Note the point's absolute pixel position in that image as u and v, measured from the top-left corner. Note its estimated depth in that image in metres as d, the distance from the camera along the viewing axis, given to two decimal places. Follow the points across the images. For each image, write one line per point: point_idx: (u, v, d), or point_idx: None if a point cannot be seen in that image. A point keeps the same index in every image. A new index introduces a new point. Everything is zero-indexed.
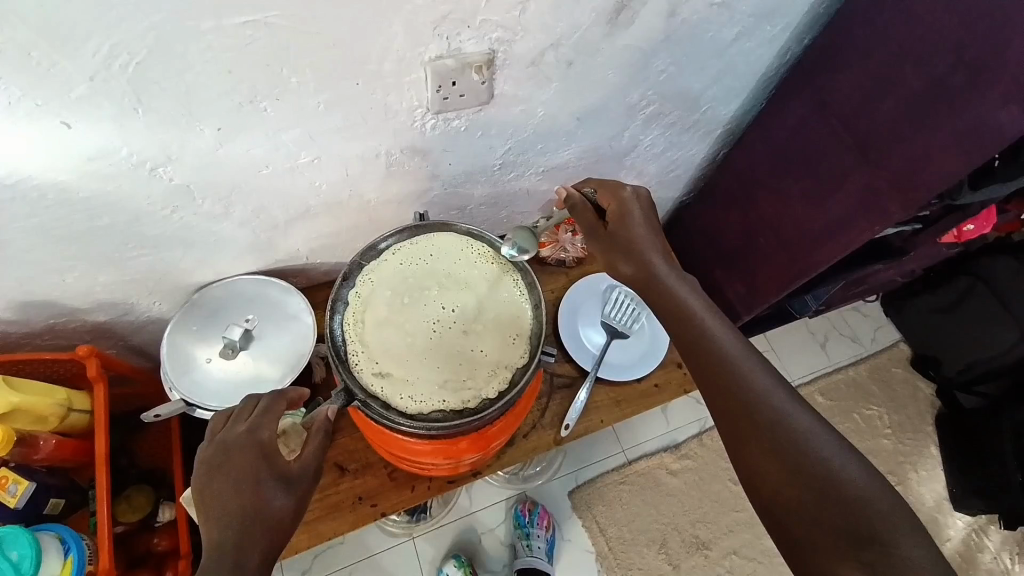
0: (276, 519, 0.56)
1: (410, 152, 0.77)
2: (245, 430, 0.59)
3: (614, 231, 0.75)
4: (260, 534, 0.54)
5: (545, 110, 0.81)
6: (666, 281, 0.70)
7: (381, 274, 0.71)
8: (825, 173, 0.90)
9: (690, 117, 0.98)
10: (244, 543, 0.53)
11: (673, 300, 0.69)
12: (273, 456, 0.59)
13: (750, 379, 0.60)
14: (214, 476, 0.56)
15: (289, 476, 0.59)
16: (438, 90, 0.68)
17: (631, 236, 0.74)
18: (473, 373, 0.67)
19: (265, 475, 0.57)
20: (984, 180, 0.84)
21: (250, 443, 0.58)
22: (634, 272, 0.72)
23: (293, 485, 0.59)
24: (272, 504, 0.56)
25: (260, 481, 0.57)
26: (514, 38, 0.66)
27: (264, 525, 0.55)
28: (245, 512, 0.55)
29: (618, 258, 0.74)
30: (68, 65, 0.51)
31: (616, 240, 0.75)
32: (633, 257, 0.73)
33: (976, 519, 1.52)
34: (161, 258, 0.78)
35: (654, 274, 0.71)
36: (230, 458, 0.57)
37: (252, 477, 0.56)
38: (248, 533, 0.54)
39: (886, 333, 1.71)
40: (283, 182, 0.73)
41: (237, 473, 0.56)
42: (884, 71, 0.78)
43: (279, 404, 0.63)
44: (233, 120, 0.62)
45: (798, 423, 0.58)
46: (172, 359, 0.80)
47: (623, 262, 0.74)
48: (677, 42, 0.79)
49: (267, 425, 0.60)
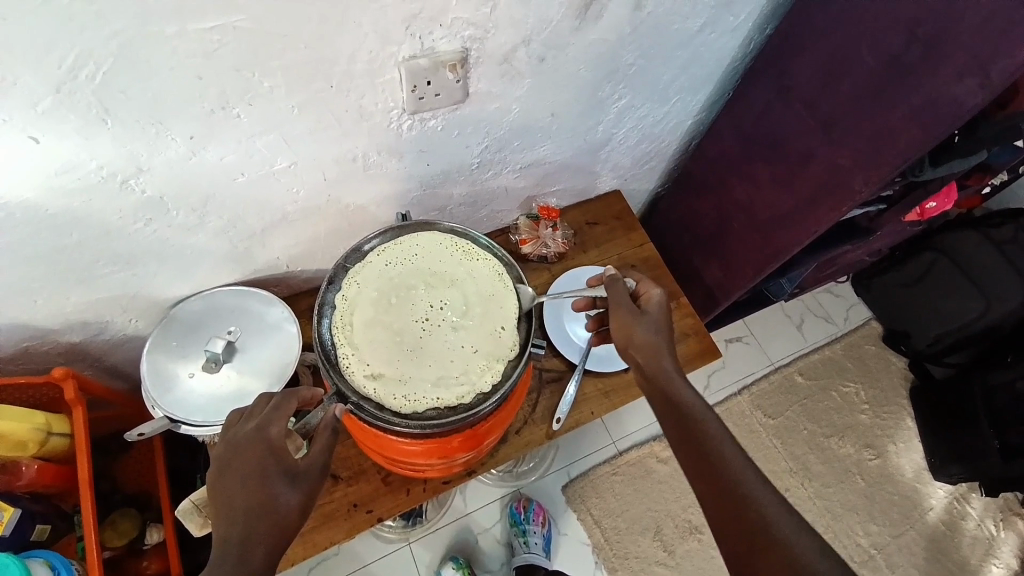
0: (282, 516, 0.57)
1: (386, 153, 0.77)
2: (253, 428, 0.60)
3: (636, 319, 0.74)
4: (263, 529, 0.55)
5: (519, 106, 0.82)
6: (667, 373, 0.71)
7: (367, 276, 0.71)
8: (793, 156, 0.93)
9: (661, 109, 1.00)
10: (248, 538, 0.55)
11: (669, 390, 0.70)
12: (280, 452, 0.59)
13: (722, 455, 0.64)
14: (223, 472, 0.58)
15: (296, 472, 0.59)
16: (413, 90, 0.68)
17: (651, 328, 0.74)
18: (465, 369, 0.67)
19: (271, 471, 0.58)
20: (945, 156, 0.87)
21: (257, 441, 0.59)
22: (644, 364, 0.73)
23: (299, 481, 0.59)
24: (277, 501, 0.57)
25: (265, 478, 0.57)
26: (485, 35, 0.67)
27: (268, 522, 0.56)
28: (254, 508, 0.56)
29: (633, 344, 0.73)
30: (31, 78, 0.49)
31: (636, 325, 0.74)
32: (646, 346, 0.73)
33: (955, 487, 1.58)
34: (136, 273, 0.76)
35: (663, 369, 0.72)
36: (239, 455, 0.59)
37: (260, 473, 0.57)
38: (253, 528, 0.55)
39: (858, 312, 1.77)
40: (259, 189, 0.72)
41: (244, 471, 0.58)
42: (841, 54, 0.81)
43: (291, 400, 0.63)
44: (204, 127, 0.61)
45: (767, 504, 0.59)
46: (154, 376, 0.79)
47: (637, 350, 0.73)
48: (644, 35, 0.80)
49: (275, 422, 0.61)
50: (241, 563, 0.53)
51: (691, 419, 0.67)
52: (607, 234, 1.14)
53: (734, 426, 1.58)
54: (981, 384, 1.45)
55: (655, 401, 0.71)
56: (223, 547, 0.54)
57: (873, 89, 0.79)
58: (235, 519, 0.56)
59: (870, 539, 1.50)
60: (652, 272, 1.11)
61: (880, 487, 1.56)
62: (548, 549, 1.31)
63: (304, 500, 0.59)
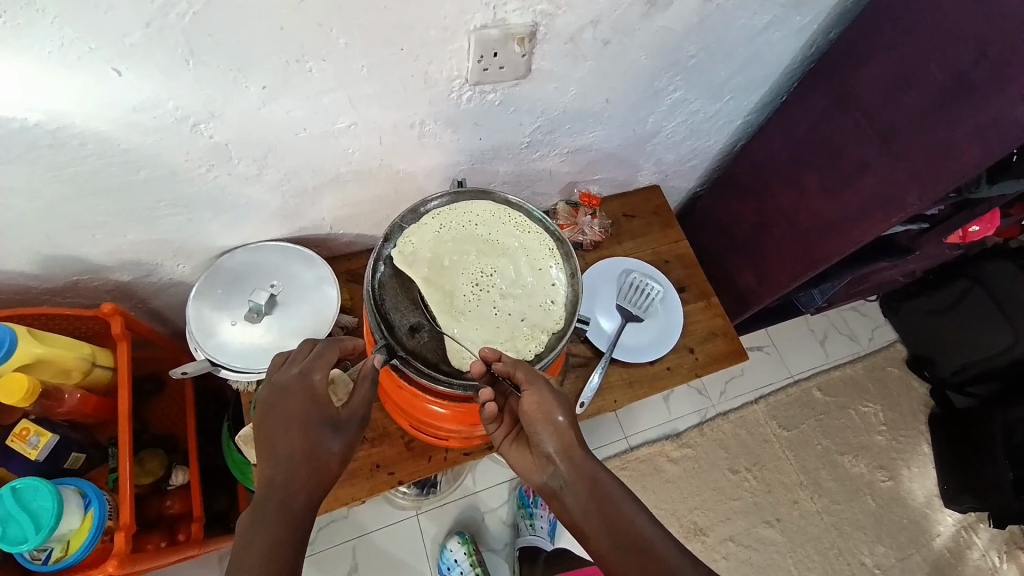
0: (324, 463, 0.60)
1: (443, 123, 0.78)
2: (297, 373, 0.63)
3: (554, 395, 0.65)
4: (304, 477, 0.58)
5: (576, 88, 0.82)
6: (568, 439, 0.65)
7: (421, 237, 0.71)
8: (845, 163, 0.92)
9: (713, 107, 1.00)
10: (292, 481, 0.58)
11: (548, 431, 0.65)
12: (321, 401, 0.62)
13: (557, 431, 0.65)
14: (269, 415, 0.61)
15: (338, 421, 0.62)
16: (479, 61, 0.68)
17: (561, 403, 0.65)
18: (509, 336, 0.68)
19: (315, 419, 0.61)
20: (1001, 175, 0.86)
21: (301, 386, 0.62)
22: (554, 440, 0.65)
23: (340, 430, 0.62)
24: (321, 448, 0.60)
25: (309, 426, 0.60)
26: (557, 12, 0.66)
27: (313, 467, 0.59)
28: (297, 454, 0.59)
29: (546, 425, 0.64)
30: (125, 11, 0.50)
31: (550, 407, 0.64)
32: (560, 430, 0.65)
33: (964, 516, 1.57)
34: (190, 219, 0.78)
35: (565, 436, 0.65)
36: (285, 399, 0.61)
37: (303, 420, 0.60)
38: (295, 474, 0.58)
39: (884, 333, 1.75)
40: (318, 146, 0.74)
41: (289, 416, 0.60)
42: (907, 63, 0.80)
43: (331, 351, 0.66)
44: (278, 79, 0.62)
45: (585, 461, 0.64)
46: (198, 321, 0.82)
47: (550, 433, 0.64)
48: (709, 28, 0.80)
49: (318, 370, 0.64)
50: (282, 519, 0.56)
51: (559, 442, 0.65)
52: (643, 228, 1.14)
53: (748, 435, 1.56)
54: (1001, 421, 1.45)
55: (548, 463, 0.65)
56: (270, 487, 0.57)
57: (935, 104, 0.77)
58: (279, 463, 0.58)
59: (875, 560, 1.49)
60: (686, 269, 1.12)
61: (890, 509, 1.55)
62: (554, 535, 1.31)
63: (345, 450, 0.62)
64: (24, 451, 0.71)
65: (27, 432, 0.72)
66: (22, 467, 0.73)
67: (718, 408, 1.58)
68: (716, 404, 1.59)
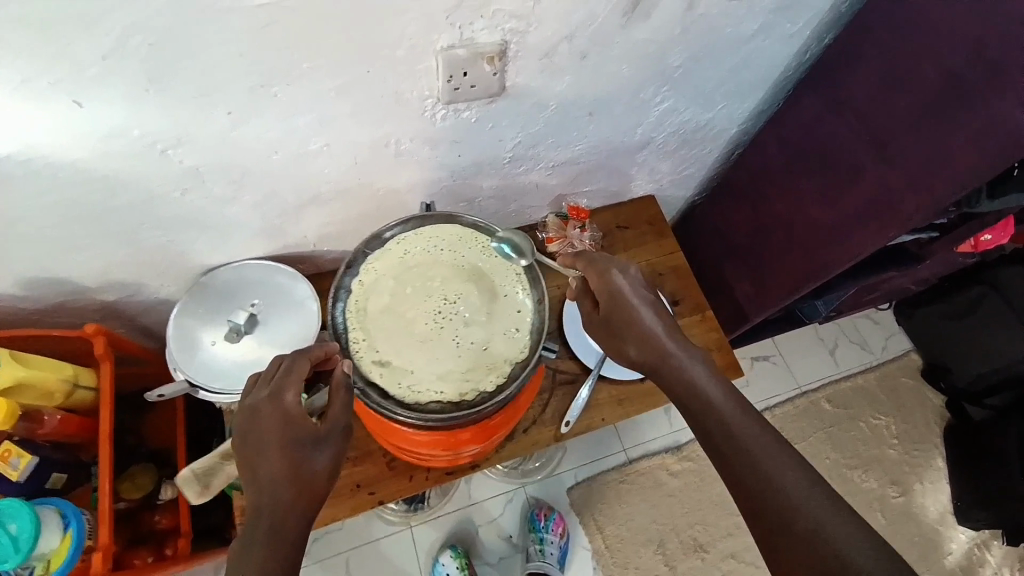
0: (312, 481, 0.58)
1: (420, 141, 0.77)
2: (267, 396, 0.60)
3: (628, 308, 0.72)
4: (293, 497, 0.57)
5: (557, 102, 0.80)
6: (668, 352, 0.69)
7: (384, 263, 0.71)
8: (842, 170, 0.88)
9: (705, 116, 0.97)
10: (278, 505, 0.56)
11: (647, 343, 0.71)
12: (297, 421, 0.59)
13: (660, 343, 0.70)
14: (245, 442, 0.59)
15: (320, 437, 0.60)
16: (449, 80, 0.67)
17: (642, 313, 0.71)
18: (471, 366, 0.67)
19: (293, 440, 0.58)
20: (1000, 188, 0.81)
21: (273, 409, 0.59)
22: (642, 357, 0.71)
23: (324, 445, 0.60)
24: (306, 467, 0.58)
25: (290, 447, 0.58)
26: (527, 29, 0.65)
27: (300, 487, 0.58)
28: (282, 476, 0.57)
29: (641, 335, 0.71)
30: (81, 45, 0.50)
31: (636, 315, 0.72)
32: (650, 340, 0.70)
33: (977, 533, 1.50)
34: (171, 240, 0.79)
35: (656, 348, 0.70)
36: (257, 424, 0.59)
37: (279, 442, 0.58)
38: (283, 497, 0.57)
39: (897, 342, 1.69)
40: (293, 167, 0.73)
41: (265, 441, 0.58)
42: (901, 67, 0.76)
43: (301, 364, 0.63)
44: (245, 104, 0.61)
45: (700, 378, 0.67)
46: (179, 340, 0.82)
47: (632, 345, 0.72)
48: (694, 37, 0.77)
49: (289, 389, 0.61)
50: (271, 549, 0.55)
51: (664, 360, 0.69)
52: (636, 239, 1.12)
53: None
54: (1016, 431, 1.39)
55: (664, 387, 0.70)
56: (256, 513, 0.56)
57: (929, 110, 0.74)
58: (263, 488, 0.57)
59: None
60: (681, 281, 1.09)
61: (900, 525, 1.49)
62: (562, 561, 1.32)
63: (333, 464, 0.60)
64: (4, 473, 0.72)
65: (8, 453, 0.72)
66: (6, 487, 0.74)
67: None
68: None
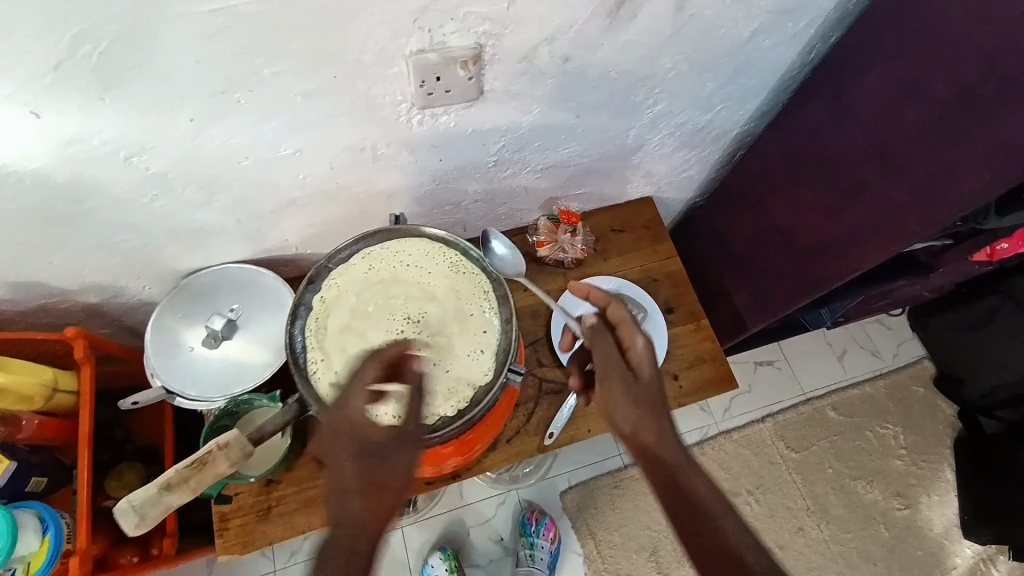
0: (389, 485, 0.60)
1: (396, 146, 0.74)
2: (340, 403, 0.61)
3: (649, 376, 0.73)
4: (374, 500, 0.59)
5: (540, 107, 0.77)
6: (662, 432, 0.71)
7: (347, 280, 0.71)
8: (845, 182, 0.84)
9: (702, 118, 0.93)
10: (366, 507, 0.59)
11: (643, 416, 0.71)
12: (371, 428, 0.60)
13: (655, 419, 0.71)
14: (325, 447, 0.61)
15: (398, 440, 0.61)
16: (421, 85, 0.64)
17: (654, 387, 0.73)
18: (431, 389, 0.66)
19: (370, 446, 0.60)
20: (1012, 207, 0.77)
21: (346, 418, 0.60)
22: (633, 426, 0.71)
23: (405, 448, 0.61)
24: (387, 472, 0.60)
25: (369, 453, 0.60)
26: (503, 31, 0.62)
27: (381, 491, 0.60)
28: (365, 481, 0.59)
29: (641, 406, 0.72)
30: (31, 54, 0.49)
31: (642, 385, 0.73)
32: (646, 414, 0.72)
33: (984, 548, 1.46)
34: (147, 244, 0.78)
35: (652, 424, 0.71)
36: (335, 432, 0.60)
37: (359, 449, 0.60)
38: (367, 501, 0.59)
39: (909, 349, 1.62)
40: (265, 172, 0.71)
41: (344, 447, 0.60)
42: (911, 76, 0.71)
43: (367, 368, 0.62)
44: (209, 111, 0.60)
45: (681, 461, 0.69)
46: (157, 345, 0.82)
47: (627, 414, 0.72)
48: (687, 38, 0.73)
49: (357, 396, 0.61)
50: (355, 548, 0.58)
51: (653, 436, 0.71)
52: (632, 243, 1.08)
53: (752, 454, 1.49)
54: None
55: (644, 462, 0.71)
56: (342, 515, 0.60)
57: (939, 123, 0.69)
58: (348, 491, 0.60)
59: None
60: (676, 288, 1.05)
61: (903, 539, 1.45)
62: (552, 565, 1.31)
63: (411, 466, 0.61)
64: None
65: None
66: None
67: (721, 425, 1.51)
68: (719, 421, 1.51)
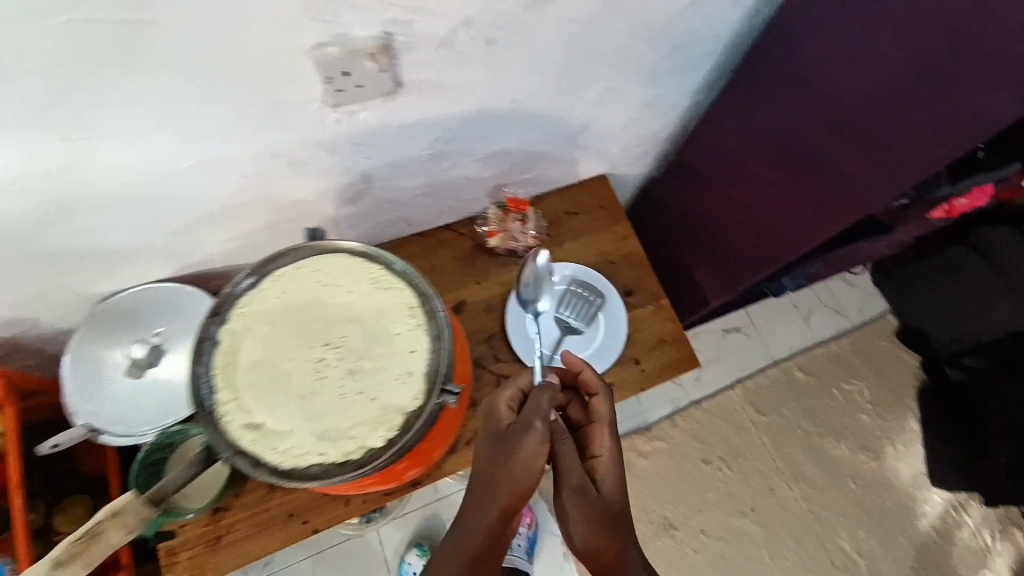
0: (511, 478, 0.66)
1: (316, 148, 0.68)
2: (490, 411, 0.72)
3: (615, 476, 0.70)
4: (495, 491, 0.66)
5: (470, 94, 0.71)
6: (617, 535, 0.66)
7: (258, 308, 0.66)
8: (799, 155, 0.81)
9: (648, 92, 0.88)
10: (483, 495, 0.66)
11: (602, 516, 0.67)
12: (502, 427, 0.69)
13: (613, 524, 0.66)
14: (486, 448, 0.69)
15: (515, 434, 0.68)
16: (327, 82, 0.58)
17: (619, 491, 0.69)
18: (356, 421, 0.62)
19: (504, 441, 0.68)
20: (968, 170, 0.78)
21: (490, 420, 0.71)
22: (591, 532, 0.66)
23: (518, 440, 0.67)
24: (506, 466, 0.66)
25: (494, 445, 0.68)
26: (413, 17, 0.55)
27: (501, 480, 0.66)
28: (493, 470, 0.66)
29: (600, 512, 0.67)
30: None
31: (606, 487, 0.69)
32: (602, 518, 0.66)
33: (954, 495, 1.51)
34: (52, 272, 0.71)
35: (610, 529, 0.66)
36: (485, 431, 0.71)
37: (496, 443, 0.68)
38: (489, 489, 0.66)
39: (873, 305, 1.64)
40: (170, 187, 0.65)
41: (486, 444, 0.69)
42: (856, 45, 0.67)
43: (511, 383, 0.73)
44: (87, 125, 0.53)
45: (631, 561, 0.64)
46: (75, 381, 0.79)
47: (583, 517, 0.66)
48: (622, 9, 0.67)
49: (500, 406, 0.72)
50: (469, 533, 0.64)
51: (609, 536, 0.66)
52: (587, 226, 1.04)
53: (724, 422, 1.51)
54: None
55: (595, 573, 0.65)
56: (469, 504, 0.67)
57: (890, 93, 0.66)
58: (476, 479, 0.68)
59: (855, 545, 1.45)
60: (634, 270, 1.02)
61: (872, 491, 1.50)
62: (529, 551, 1.33)
63: (528, 463, 0.66)
64: None
65: None
66: None
67: (692, 395, 1.52)
68: (688, 392, 1.52)
